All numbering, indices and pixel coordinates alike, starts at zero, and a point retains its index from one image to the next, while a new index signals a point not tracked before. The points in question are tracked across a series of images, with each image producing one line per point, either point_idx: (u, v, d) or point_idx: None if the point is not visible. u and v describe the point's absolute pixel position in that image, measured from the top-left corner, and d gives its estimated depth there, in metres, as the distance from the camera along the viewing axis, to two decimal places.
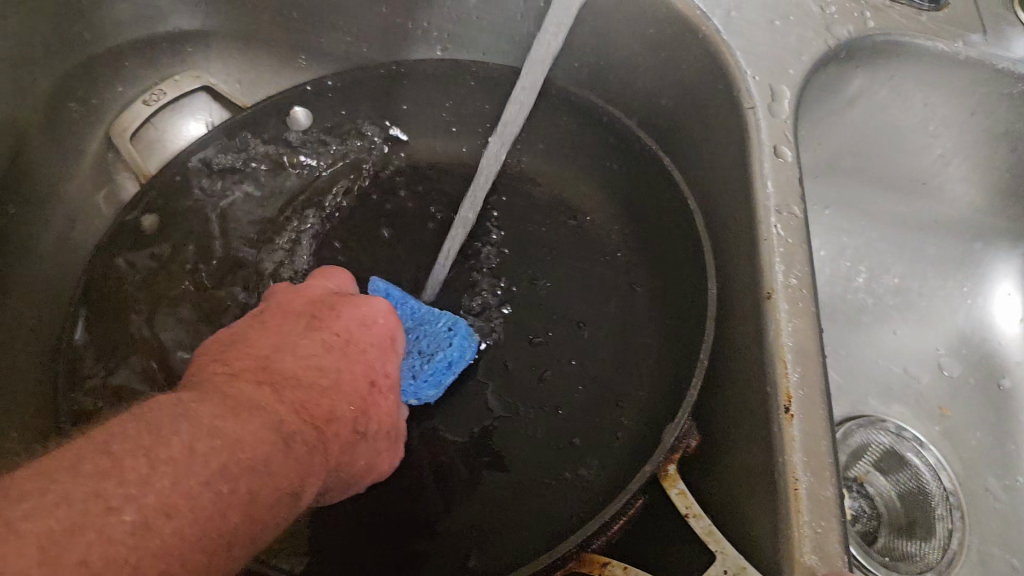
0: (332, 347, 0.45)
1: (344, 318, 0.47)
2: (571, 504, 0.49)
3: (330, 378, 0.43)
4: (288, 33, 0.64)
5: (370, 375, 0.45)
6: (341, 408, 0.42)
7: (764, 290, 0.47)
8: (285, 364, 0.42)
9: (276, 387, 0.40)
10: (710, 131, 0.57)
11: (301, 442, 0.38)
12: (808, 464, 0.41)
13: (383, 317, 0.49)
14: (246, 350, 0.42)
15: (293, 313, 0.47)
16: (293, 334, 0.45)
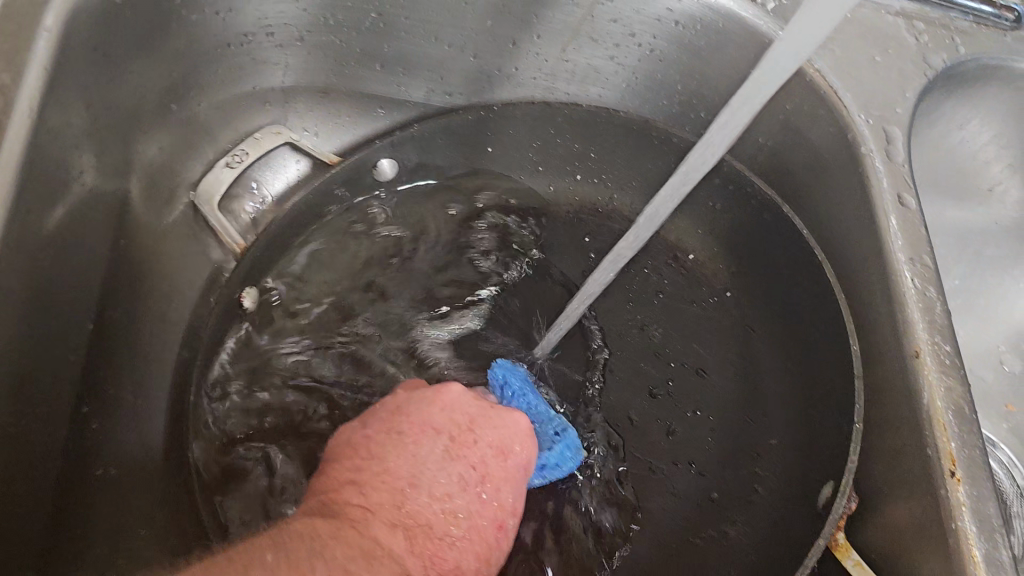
0: (467, 484, 0.41)
1: (483, 443, 0.43)
2: (718, 564, 0.49)
3: (462, 510, 0.40)
4: (369, 83, 0.62)
5: (504, 508, 0.42)
6: (465, 559, 0.39)
7: (908, 349, 0.47)
8: (419, 504, 0.39)
9: (418, 532, 0.38)
10: (820, 171, 0.57)
11: (416, 540, 0.38)
12: (979, 528, 0.42)
13: (445, 374, 0.49)
14: (372, 463, 0.41)
15: (422, 429, 0.43)
16: (432, 465, 0.41)
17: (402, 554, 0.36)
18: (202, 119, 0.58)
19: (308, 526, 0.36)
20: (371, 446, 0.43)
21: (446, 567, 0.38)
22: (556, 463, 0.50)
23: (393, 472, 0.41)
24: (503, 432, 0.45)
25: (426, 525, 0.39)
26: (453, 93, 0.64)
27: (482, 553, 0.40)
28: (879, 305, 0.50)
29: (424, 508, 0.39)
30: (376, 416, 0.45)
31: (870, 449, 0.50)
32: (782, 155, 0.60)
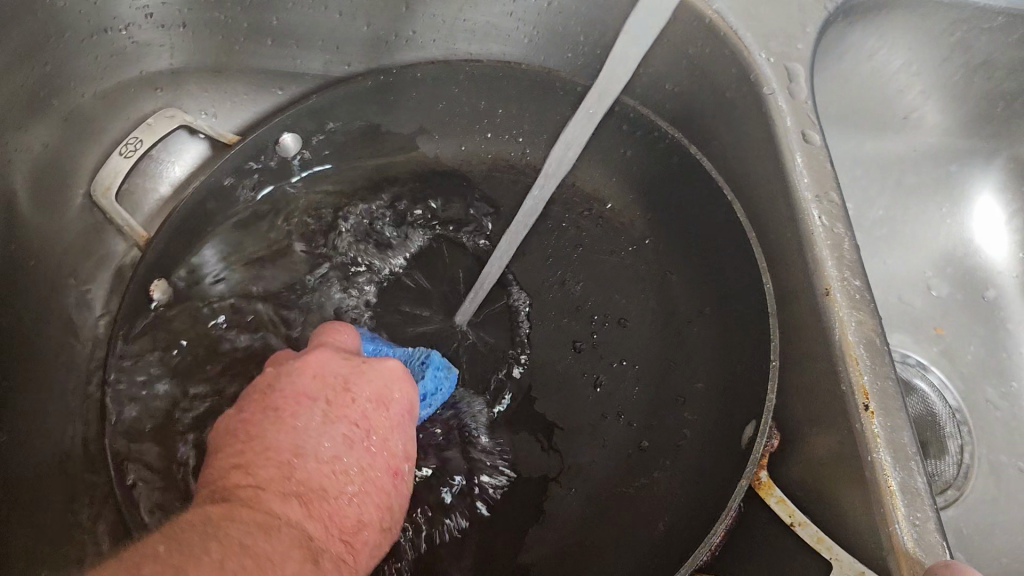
0: (353, 440, 0.40)
1: (361, 399, 0.41)
2: (652, 513, 0.49)
3: (353, 464, 0.39)
4: (262, 57, 0.60)
5: (395, 453, 0.41)
6: (367, 510, 0.38)
7: (819, 286, 0.48)
8: (312, 471, 0.38)
9: (313, 496, 0.37)
10: (726, 112, 0.56)
11: (330, 556, 0.34)
12: (894, 458, 0.43)
13: (396, 380, 0.43)
14: (263, 454, 0.38)
15: (288, 434, 0.39)
16: (311, 429, 0.39)
17: (301, 522, 0.35)
18: (88, 111, 0.56)
19: (220, 513, 0.33)
20: (241, 465, 0.38)
21: (347, 527, 0.37)
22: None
23: (277, 443, 0.38)
24: (385, 426, 0.41)
25: (315, 494, 0.37)
26: (352, 62, 0.62)
27: (381, 504, 0.39)
28: (790, 243, 0.50)
29: (337, 503, 0.37)
30: (247, 398, 0.42)
31: (790, 385, 0.50)
32: (692, 99, 0.59)
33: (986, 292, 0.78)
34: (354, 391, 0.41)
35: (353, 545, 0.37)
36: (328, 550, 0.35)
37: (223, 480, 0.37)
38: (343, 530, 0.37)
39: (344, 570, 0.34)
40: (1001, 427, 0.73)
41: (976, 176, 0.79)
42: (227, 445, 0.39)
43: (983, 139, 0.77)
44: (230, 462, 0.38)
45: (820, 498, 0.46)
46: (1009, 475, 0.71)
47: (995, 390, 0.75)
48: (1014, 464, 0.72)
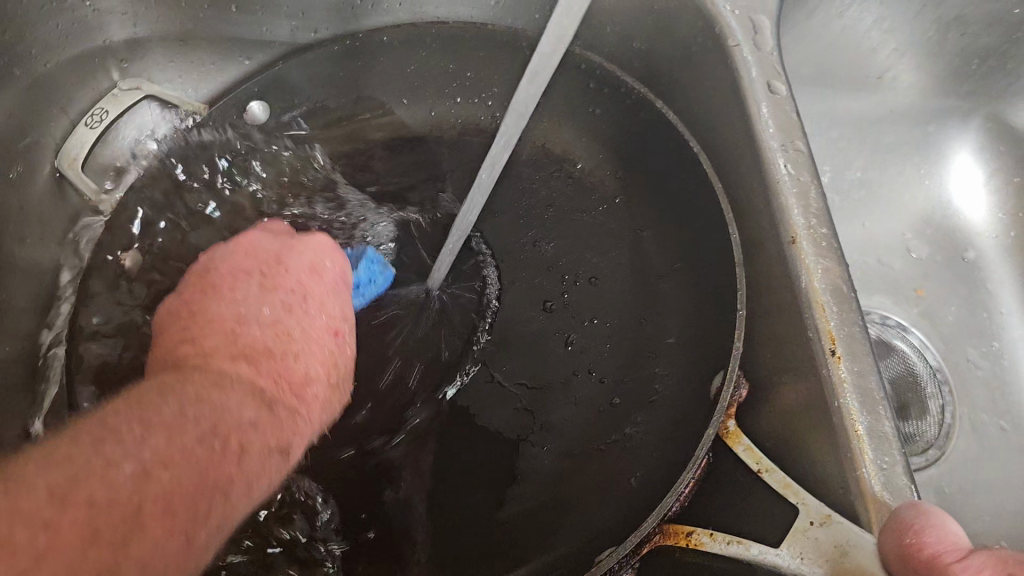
0: (291, 307, 0.42)
1: (294, 269, 0.44)
2: (625, 468, 0.48)
3: (294, 326, 0.41)
4: (229, 25, 0.60)
5: (333, 315, 0.43)
6: (313, 365, 0.41)
7: (786, 235, 0.47)
8: (253, 334, 0.40)
9: (259, 351, 0.40)
10: (694, 68, 0.56)
11: (284, 406, 0.39)
12: (861, 402, 0.42)
13: (327, 249, 0.46)
14: (217, 325, 0.41)
15: (232, 310, 0.41)
16: (251, 298, 0.42)
17: (249, 378, 0.38)
18: (53, 80, 0.54)
19: (174, 377, 0.37)
20: (195, 346, 0.40)
21: (295, 379, 0.40)
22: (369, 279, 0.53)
23: (219, 315, 0.41)
24: (313, 282, 0.44)
25: (262, 351, 0.40)
26: (320, 29, 0.62)
27: (324, 368, 0.42)
28: (758, 194, 0.50)
29: (290, 350, 0.41)
30: (185, 283, 0.45)
31: (762, 337, 0.50)
32: (660, 57, 0.59)
33: (967, 253, 0.78)
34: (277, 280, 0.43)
35: (308, 392, 0.40)
36: (271, 397, 0.39)
37: (171, 362, 0.39)
38: (292, 385, 0.40)
39: (298, 422, 0.39)
40: (982, 386, 0.73)
41: (954, 136, 0.79)
42: (171, 324, 0.43)
43: (958, 98, 0.77)
44: (185, 327, 0.42)
45: (792, 447, 0.46)
46: (991, 434, 0.71)
47: (977, 349, 0.74)
48: (996, 423, 0.71)
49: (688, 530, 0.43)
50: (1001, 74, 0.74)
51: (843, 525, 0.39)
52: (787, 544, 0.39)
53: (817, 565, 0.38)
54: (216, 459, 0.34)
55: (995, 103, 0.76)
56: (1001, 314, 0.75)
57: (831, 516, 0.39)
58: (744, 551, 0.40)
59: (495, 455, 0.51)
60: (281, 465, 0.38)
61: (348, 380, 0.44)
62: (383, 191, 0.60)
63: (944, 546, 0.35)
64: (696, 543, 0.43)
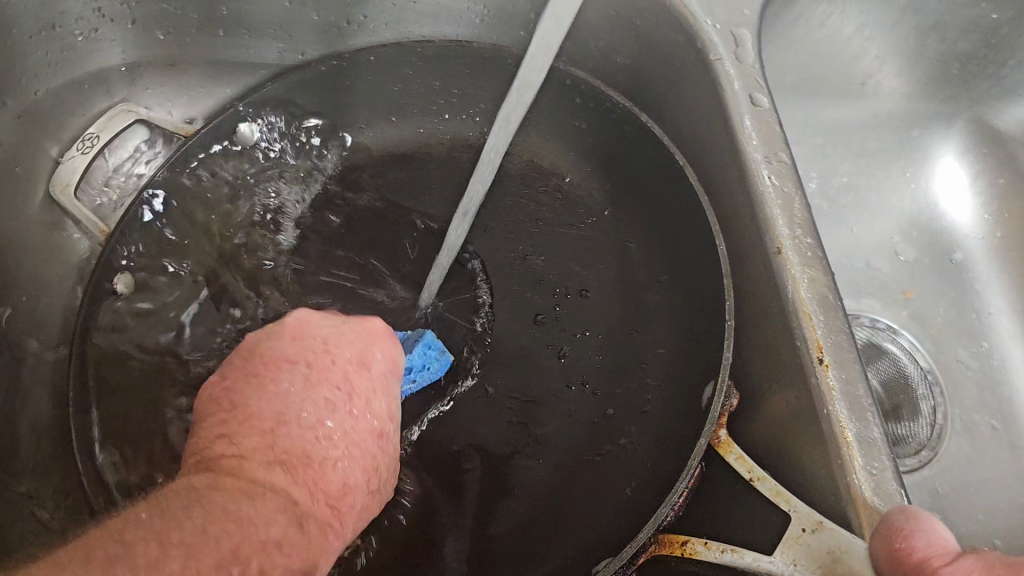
0: (336, 404, 0.41)
1: (342, 360, 0.43)
2: (619, 478, 0.49)
3: (335, 427, 0.40)
4: (218, 49, 0.61)
5: (378, 415, 0.43)
6: (352, 472, 0.40)
7: (771, 246, 0.48)
8: (294, 436, 0.39)
9: (291, 465, 0.38)
10: (677, 81, 0.57)
11: (315, 524, 0.37)
12: (849, 409, 0.43)
13: (381, 348, 0.45)
14: (258, 434, 0.39)
15: (265, 419, 0.39)
16: (294, 394, 0.41)
17: (284, 488, 0.37)
18: (43, 108, 0.55)
19: (204, 483, 0.35)
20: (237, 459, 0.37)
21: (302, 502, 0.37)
22: (422, 365, 0.52)
23: (260, 410, 0.40)
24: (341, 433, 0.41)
25: (283, 454, 0.38)
26: (306, 51, 0.63)
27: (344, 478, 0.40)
28: (743, 206, 0.51)
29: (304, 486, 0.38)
30: (229, 362, 0.44)
31: (750, 345, 0.51)
32: (644, 69, 0.60)
33: (955, 255, 0.78)
34: (300, 394, 0.41)
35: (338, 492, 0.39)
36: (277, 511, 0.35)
37: (206, 464, 0.37)
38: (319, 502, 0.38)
39: (328, 537, 0.37)
40: (973, 385, 0.74)
41: (938, 139, 0.80)
42: (211, 413, 0.41)
43: (941, 102, 0.78)
44: (241, 437, 0.39)
45: (783, 454, 0.46)
46: (984, 434, 0.72)
47: (967, 350, 0.75)
48: (988, 422, 0.72)
49: (683, 540, 0.44)
50: (982, 77, 0.75)
51: (837, 532, 0.39)
52: (781, 551, 0.40)
53: (810, 570, 0.39)
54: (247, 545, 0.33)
55: (978, 106, 0.77)
56: (990, 315, 0.76)
57: (823, 523, 0.40)
58: (738, 559, 0.41)
59: (493, 469, 0.51)
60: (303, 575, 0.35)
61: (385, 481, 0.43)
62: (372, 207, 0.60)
63: (931, 550, 0.36)
64: (690, 552, 0.43)
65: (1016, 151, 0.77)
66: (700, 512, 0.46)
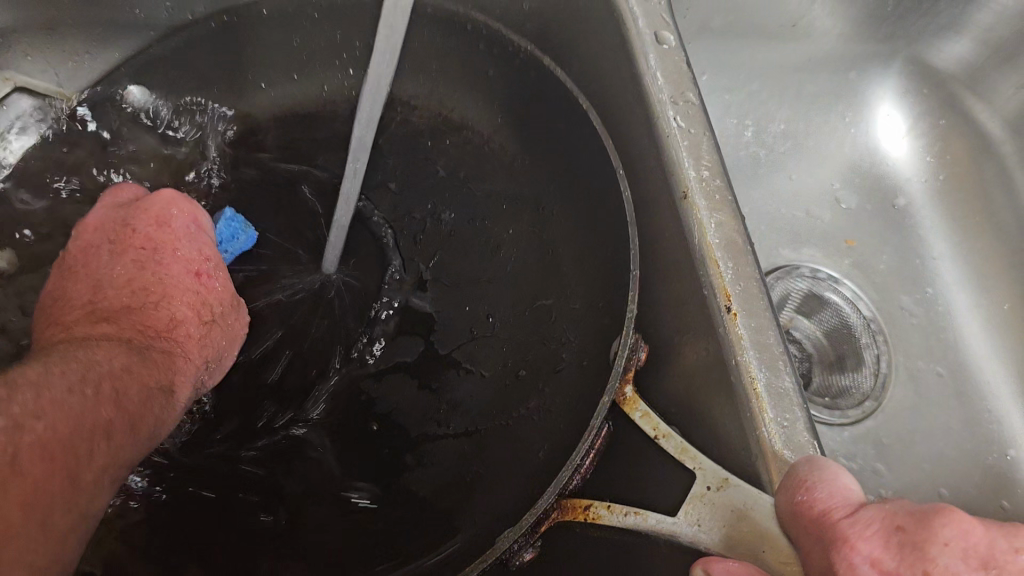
0: (142, 263, 0.45)
1: (141, 229, 0.46)
2: (532, 441, 0.47)
3: (150, 273, 0.45)
4: (101, 11, 0.57)
5: (191, 258, 0.46)
6: (179, 310, 0.44)
7: (678, 190, 0.45)
8: (108, 297, 0.43)
9: (146, 257, 0.45)
10: (583, 25, 0.54)
11: (157, 351, 0.41)
12: (759, 358, 0.40)
13: (176, 206, 0.47)
14: (119, 282, 0.44)
15: (107, 229, 0.47)
16: (101, 265, 0.45)
17: (114, 336, 0.41)
18: None
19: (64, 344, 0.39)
20: (67, 284, 0.45)
21: (163, 324, 0.43)
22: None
23: (76, 292, 0.44)
24: (191, 208, 0.48)
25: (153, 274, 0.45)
26: (198, 10, 0.59)
27: (195, 302, 0.45)
28: (651, 153, 0.48)
29: (171, 278, 0.45)
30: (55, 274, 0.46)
31: (663, 298, 0.48)
32: (549, 14, 0.57)
33: (897, 201, 0.76)
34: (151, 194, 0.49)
35: (205, 278, 0.46)
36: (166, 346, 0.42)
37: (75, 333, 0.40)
38: (159, 330, 0.43)
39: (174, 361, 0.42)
40: (917, 331, 0.71)
41: (875, 79, 0.77)
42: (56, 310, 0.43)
43: (877, 43, 0.75)
44: (96, 283, 0.44)
45: (695, 409, 0.44)
46: (929, 380, 0.69)
47: (910, 296, 0.73)
48: (933, 368, 0.70)
49: (587, 504, 0.42)
50: (917, 15, 0.72)
51: (740, 488, 0.38)
52: (684, 512, 0.38)
53: (712, 531, 0.37)
54: (151, 365, 0.40)
55: (915, 45, 0.74)
56: (933, 262, 0.74)
57: (728, 480, 0.38)
58: (641, 522, 0.39)
59: (404, 428, 0.49)
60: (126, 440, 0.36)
61: (225, 356, 0.46)
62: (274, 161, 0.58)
63: (835, 501, 0.34)
64: (594, 517, 0.41)
65: (953, 90, 0.74)
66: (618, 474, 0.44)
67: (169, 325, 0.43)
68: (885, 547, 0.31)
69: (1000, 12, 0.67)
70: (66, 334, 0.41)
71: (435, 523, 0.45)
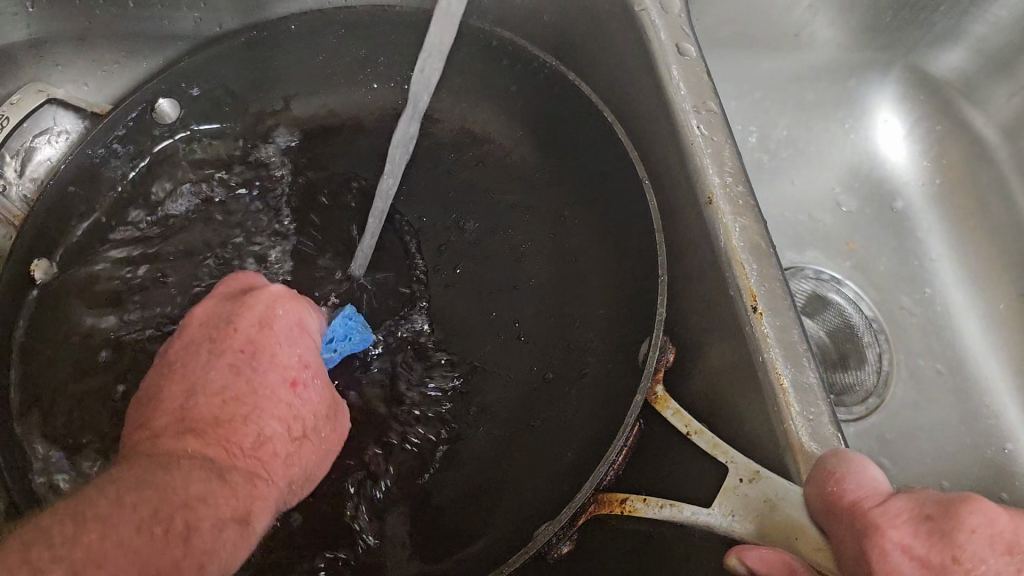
0: (239, 370, 0.40)
1: (243, 325, 0.41)
2: (563, 441, 0.49)
3: (250, 406, 0.39)
4: (130, 23, 0.59)
5: (289, 364, 0.41)
6: (269, 424, 0.38)
7: (702, 195, 0.47)
8: (196, 404, 0.39)
9: (243, 362, 0.40)
10: (603, 37, 0.56)
11: (240, 476, 0.36)
12: (785, 354, 0.42)
13: (282, 306, 0.43)
14: (202, 395, 0.39)
15: (214, 324, 0.43)
16: (200, 364, 0.41)
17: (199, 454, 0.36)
18: None
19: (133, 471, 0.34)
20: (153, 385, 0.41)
21: (248, 445, 0.38)
22: (345, 336, 0.49)
23: (169, 396, 0.39)
24: (295, 309, 0.43)
25: (221, 339, 0.42)
26: (226, 22, 0.61)
27: (290, 417, 0.39)
28: (674, 161, 0.50)
29: (263, 382, 0.39)
30: (154, 373, 0.42)
31: (688, 301, 0.50)
32: (568, 25, 0.59)
33: (895, 203, 0.79)
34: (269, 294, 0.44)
35: (301, 389, 0.40)
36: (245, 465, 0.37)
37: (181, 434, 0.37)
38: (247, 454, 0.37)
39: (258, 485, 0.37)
40: (918, 330, 0.74)
41: (873, 87, 0.80)
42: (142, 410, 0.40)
43: (875, 52, 0.78)
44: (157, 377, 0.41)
45: (722, 407, 0.46)
46: (929, 378, 0.72)
47: (911, 296, 0.75)
48: (934, 366, 0.72)
49: (622, 497, 0.43)
50: (914, 25, 0.74)
51: (771, 480, 0.39)
52: (719, 503, 0.40)
53: (746, 519, 0.39)
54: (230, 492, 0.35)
55: (912, 53, 0.77)
56: (931, 263, 0.76)
57: (759, 472, 0.40)
58: (677, 513, 0.40)
59: (435, 430, 0.50)
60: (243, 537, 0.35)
61: (316, 475, 0.41)
62: (296, 162, 0.58)
63: (864, 491, 0.36)
64: (630, 510, 0.43)
65: (949, 96, 0.77)
66: (649, 472, 0.46)
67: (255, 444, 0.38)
68: (915, 535, 0.32)
69: (995, 22, 0.70)
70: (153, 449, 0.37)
71: (468, 527, 0.47)
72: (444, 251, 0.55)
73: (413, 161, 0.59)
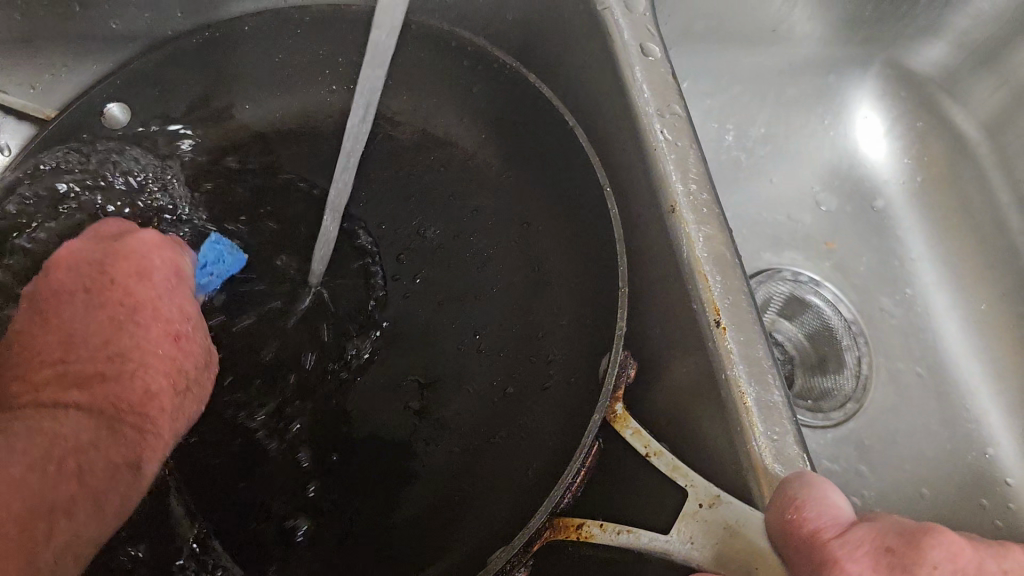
0: (128, 303, 0.43)
1: (137, 275, 0.44)
2: (524, 456, 0.47)
3: (187, 327, 0.44)
4: (75, 23, 0.56)
5: (167, 262, 0.45)
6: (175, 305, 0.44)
7: (665, 204, 0.45)
8: (80, 328, 0.41)
9: (125, 315, 0.43)
10: (567, 37, 0.54)
11: (126, 429, 0.39)
12: (748, 372, 0.40)
13: (158, 248, 0.45)
14: (110, 310, 0.43)
15: (85, 265, 0.44)
16: (78, 275, 0.44)
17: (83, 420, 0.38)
18: None
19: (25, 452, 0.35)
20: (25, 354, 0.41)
21: (134, 399, 0.40)
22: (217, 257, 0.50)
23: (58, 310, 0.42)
24: (173, 256, 0.46)
25: (127, 322, 0.43)
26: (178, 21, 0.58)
27: (172, 373, 0.42)
28: (638, 166, 0.48)
29: (144, 315, 0.43)
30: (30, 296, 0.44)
31: (652, 312, 0.48)
32: (531, 24, 0.57)
33: (876, 203, 0.77)
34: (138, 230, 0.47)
35: (183, 342, 0.43)
36: (132, 420, 0.39)
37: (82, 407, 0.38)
38: (132, 407, 0.40)
39: (145, 441, 0.39)
40: (898, 332, 0.72)
41: (854, 83, 0.78)
42: (43, 319, 0.42)
43: (855, 48, 0.76)
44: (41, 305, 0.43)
45: (685, 425, 0.44)
46: (910, 382, 0.70)
47: (890, 297, 0.73)
48: (914, 369, 0.70)
49: (580, 521, 0.42)
50: (896, 18, 0.73)
51: (731, 506, 0.38)
52: (677, 529, 0.38)
53: (705, 547, 0.38)
54: (117, 444, 0.38)
55: (893, 49, 0.75)
56: (912, 262, 0.74)
57: (719, 497, 0.38)
58: (633, 540, 0.39)
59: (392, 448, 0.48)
60: (133, 481, 0.38)
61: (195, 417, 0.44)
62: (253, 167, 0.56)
63: (824, 521, 0.34)
64: (587, 535, 0.41)
65: (930, 92, 0.75)
66: (611, 496, 0.44)
67: (142, 401, 0.40)
68: (874, 570, 0.31)
69: (977, 15, 0.69)
70: (33, 402, 0.38)
71: (425, 552, 0.45)
72: (402, 260, 0.54)
73: (372, 166, 0.57)
